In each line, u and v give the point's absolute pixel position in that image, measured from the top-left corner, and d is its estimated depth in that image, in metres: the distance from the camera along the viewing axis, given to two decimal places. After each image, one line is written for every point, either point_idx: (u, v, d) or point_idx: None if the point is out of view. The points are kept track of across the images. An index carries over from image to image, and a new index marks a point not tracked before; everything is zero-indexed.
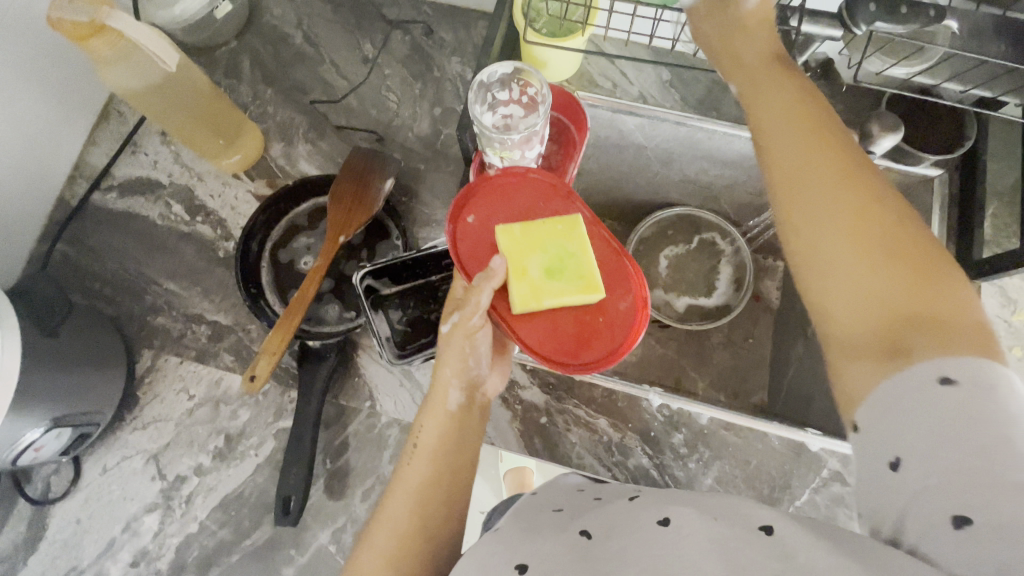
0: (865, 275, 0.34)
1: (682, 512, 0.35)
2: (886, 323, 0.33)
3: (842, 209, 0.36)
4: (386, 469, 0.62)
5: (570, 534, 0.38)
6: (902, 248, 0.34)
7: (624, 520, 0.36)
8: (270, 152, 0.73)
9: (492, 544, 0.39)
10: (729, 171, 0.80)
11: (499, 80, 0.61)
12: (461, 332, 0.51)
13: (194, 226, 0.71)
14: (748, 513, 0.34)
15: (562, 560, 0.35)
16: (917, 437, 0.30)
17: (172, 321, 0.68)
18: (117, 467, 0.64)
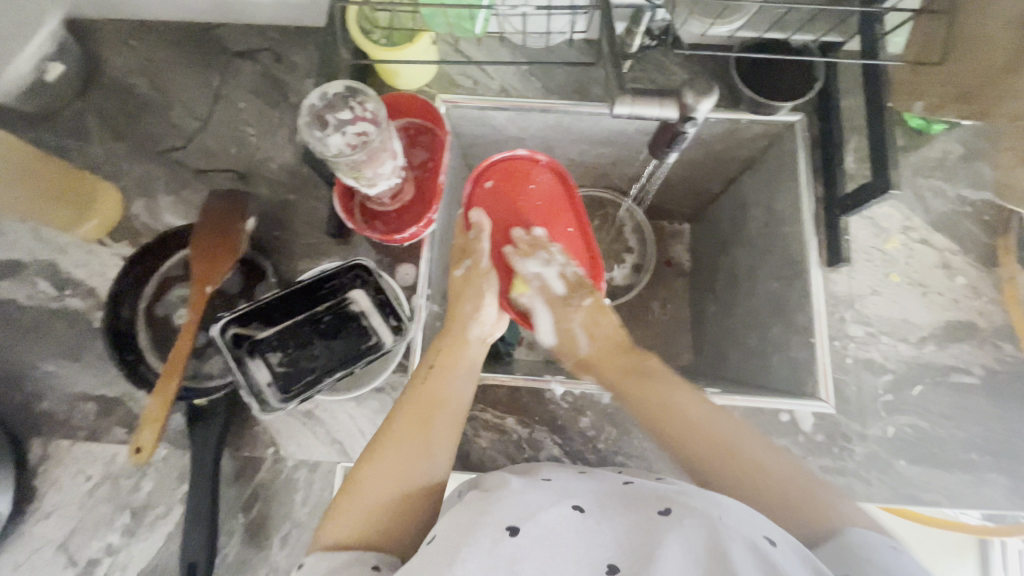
0: (759, 495, 0.49)
1: (686, 505, 0.45)
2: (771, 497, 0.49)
3: (692, 435, 0.53)
4: (300, 512, 0.61)
5: (564, 505, 0.47)
6: (749, 474, 0.50)
7: (622, 504, 0.48)
8: (133, 209, 0.70)
9: (491, 502, 0.47)
10: (609, 148, 0.80)
11: (332, 101, 0.60)
12: (475, 275, 0.67)
13: (65, 300, 0.68)
14: (757, 524, 0.43)
15: (559, 533, 0.44)
16: (849, 562, 0.42)
17: (57, 404, 0.65)
18: (25, 563, 0.62)
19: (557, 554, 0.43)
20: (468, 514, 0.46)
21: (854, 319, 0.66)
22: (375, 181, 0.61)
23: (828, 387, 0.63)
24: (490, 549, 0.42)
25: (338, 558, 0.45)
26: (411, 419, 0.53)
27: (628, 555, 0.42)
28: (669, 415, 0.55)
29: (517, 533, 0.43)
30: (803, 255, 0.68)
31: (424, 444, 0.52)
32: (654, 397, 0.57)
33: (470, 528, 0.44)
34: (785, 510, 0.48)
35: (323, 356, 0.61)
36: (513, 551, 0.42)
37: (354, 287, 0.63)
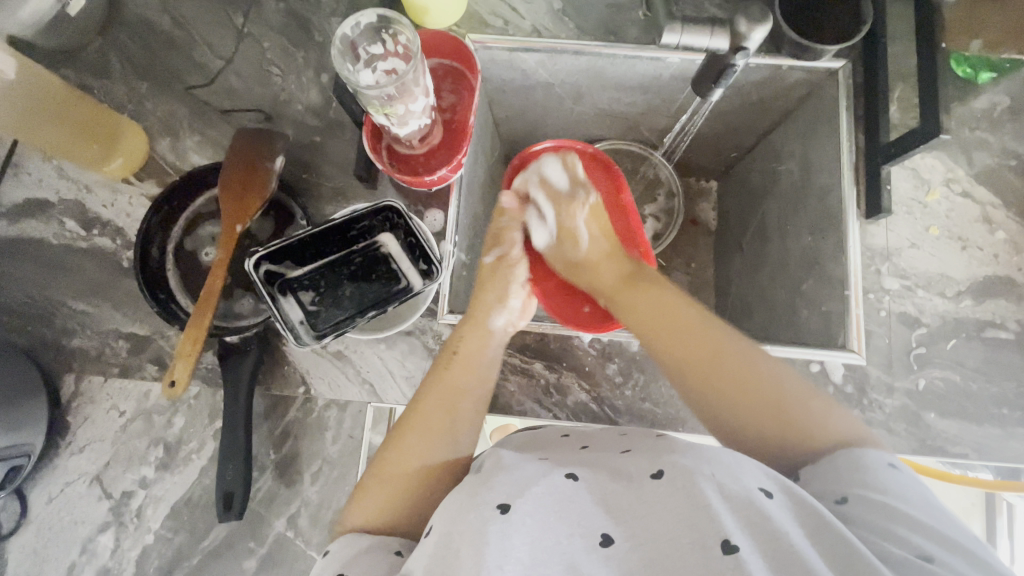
0: (752, 423, 0.47)
1: (677, 465, 0.41)
2: (769, 432, 0.46)
3: (696, 348, 0.50)
4: (331, 449, 0.62)
5: (558, 476, 0.43)
6: (755, 402, 0.47)
7: (615, 464, 0.44)
8: (157, 149, 0.69)
9: (483, 480, 0.43)
10: (641, 96, 0.78)
11: (364, 33, 0.59)
12: (504, 264, 0.66)
13: (93, 240, 0.68)
14: (749, 473, 0.39)
15: (556, 504, 0.41)
16: (869, 503, 0.40)
17: (88, 341, 0.65)
18: (62, 493, 0.63)
19: (548, 524, 0.39)
20: (461, 499, 0.42)
21: (890, 272, 0.65)
22: (406, 120, 0.60)
23: (861, 339, 0.62)
24: (478, 530, 0.38)
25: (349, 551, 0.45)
26: (437, 409, 0.52)
27: (622, 524, 0.39)
28: (675, 322, 0.53)
29: (508, 511, 0.39)
30: (840, 206, 0.66)
31: (445, 426, 0.51)
32: (658, 316, 0.54)
33: (464, 509, 0.40)
34: (775, 431, 0.46)
35: (354, 296, 0.61)
36: (504, 528, 0.38)
37: (383, 230, 0.63)
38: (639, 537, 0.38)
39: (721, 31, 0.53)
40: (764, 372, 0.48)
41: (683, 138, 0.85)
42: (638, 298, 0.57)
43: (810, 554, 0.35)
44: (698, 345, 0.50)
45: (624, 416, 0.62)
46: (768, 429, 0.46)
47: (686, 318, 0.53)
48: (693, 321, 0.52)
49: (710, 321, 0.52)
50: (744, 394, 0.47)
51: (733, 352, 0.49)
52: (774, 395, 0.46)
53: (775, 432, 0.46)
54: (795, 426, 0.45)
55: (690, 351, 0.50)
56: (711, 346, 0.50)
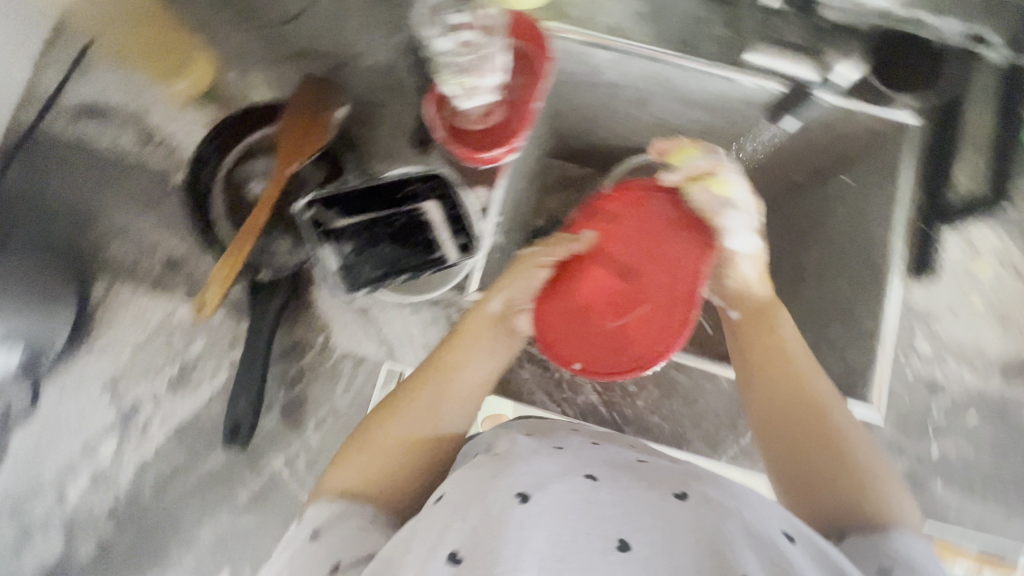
0: (807, 476, 0.48)
1: (703, 491, 0.39)
2: (827, 497, 0.47)
3: (803, 418, 0.50)
4: (340, 400, 0.63)
5: (576, 476, 0.40)
6: (824, 443, 0.48)
7: (632, 473, 0.41)
8: (223, 78, 0.70)
9: (500, 465, 0.41)
10: (704, 114, 0.77)
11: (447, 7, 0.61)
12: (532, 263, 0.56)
13: (147, 154, 0.69)
14: (771, 517, 0.39)
15: (573, 504, 0.37)
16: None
17: (126, 251, 0.67)
18: (74, 392, 0.65)
19: (566, 521, 0.36)
20: (476, 479, 0.40)
21: (923, 334, 0.64)
22: (476, 93, 0.60)
23: (881, 394, 0.62)
24: (495, 515, 0.36)
25: (326, 508, 0.45)
26: (425, 387, 0.52)
27: (635, 527, 0.36)
28: (785, 389, 0.51)
29: (529, 500, 0.37)
30: (886, 259, 0.66)
31: (433, 403, 0.51)
32: (769, 365, 0.53)
33: (473, 495, 0.38)
34: (832, 503, 0.46)
35: (390, 255, 0.62)
36: (523, 518, 0.36)
37: (429, 198, 0.63)
38: (658, 551, 0.35)
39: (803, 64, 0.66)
40: (855, 461, 0.47)
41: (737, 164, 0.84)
42: (752, 338, 0.55)
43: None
44: (798, 411, 0.50)
45: (631, 425, 0.62)
46: (826, 499, 0.47)
47: (802, 383, 0.51)
48: (808, 390, 0.51)
49: (833, 408, 0.50)
50: (811, 459, 0.48)
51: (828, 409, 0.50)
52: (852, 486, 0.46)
53: (830, 503, 0.47)
54: (855, 509, 0.46)
55: (781, 407, 0.51)
56: (814, 417, 0.49)
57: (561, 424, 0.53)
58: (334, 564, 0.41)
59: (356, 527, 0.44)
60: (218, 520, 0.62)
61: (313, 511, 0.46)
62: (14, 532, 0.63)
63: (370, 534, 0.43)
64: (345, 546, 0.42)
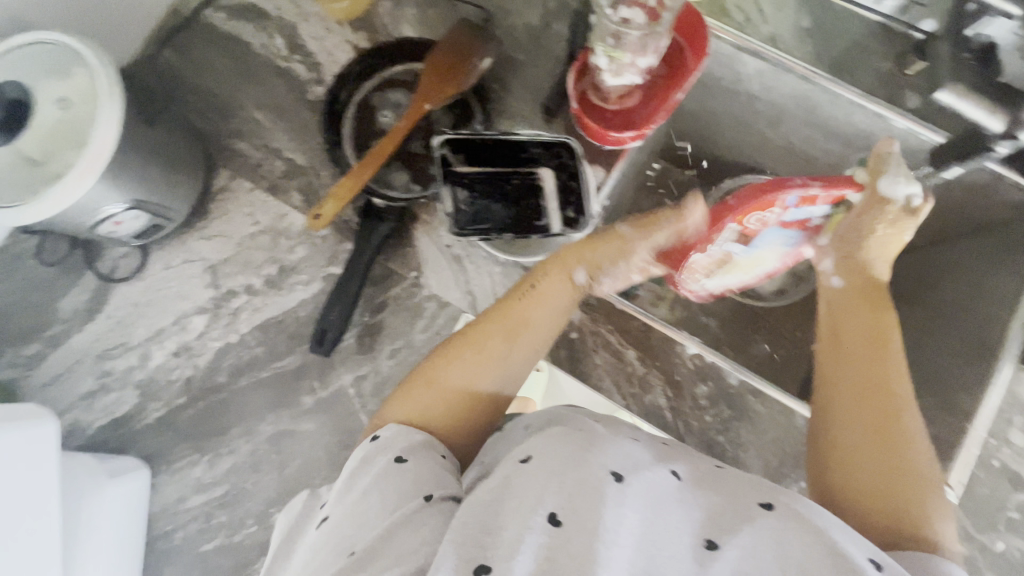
0: (871, 469, 0.44)
1: (790, 505, 0.39)
2: (883, 497, 0.43)
3: (879, 401, 0.47)
4: (417, 337, 0.65)
5: (663, 469, 0.42)
6: (885, 443, 0.45)
7: (714, 480, 0.43)
8: (377, 7, 0.72)
9: (595, 440, 0.42)
10: (838, 147, 0.74)
11: None
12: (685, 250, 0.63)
13: (291, 63, 0.72)
14: (859, 543, 0.37)
15: (663, 493, 0.39)
16: None
17: (254, 149, 0.70)
18: (179, 267, 0.69)
19: (655, 510, 0.38)
20: (574, 445, 0.41)
21: (1021, 428, 0.61)
22: (621, 71, 0.60)
23: (962, 476, 0.59)
24: (596, 484, 0.37)
25: (405, 438, 0.45)
26: (483, 333, 0.51)
27: (723, 530, 0.38)
28: (871, 369, 0.49)
29: (623, 480, 0.38)
30: (1000, 344, 0.63)
31: (486, 356, 0.50)
32: (862, 343, 0.51)
33: (572, 458, 0.40)
34: (889, 509, 0.43)
35: (499, 212, 0.62)
36: (620, 496, 0.37)
37: (546, 165, 0.63)
38: (747, 553, 0.36)
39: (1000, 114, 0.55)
40: (923, 463, 0.44)
41: None
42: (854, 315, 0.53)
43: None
44: (876, 394, 0.47)
45: (692, 437, 0.62)
46: (882, 498, 0.43)
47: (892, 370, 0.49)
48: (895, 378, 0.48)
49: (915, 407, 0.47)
50: (871, 451, 0.45)
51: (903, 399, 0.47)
52: (912, 491, 0.43)
53: (886, 504, 0.43)
54: (913, 517, 0.42)
55: (862, 386, 0.48)
56: (891, 407, 0.47)
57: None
58: (425, 497, 0.40)
59: (436, 465, 0.43)
60: (279, 418, 0.65)
61: (391, 437, 0.45)
62: (98, 379, 0.69)
63: (449, 475, 0.44)
64: (430, 480, 0.42)
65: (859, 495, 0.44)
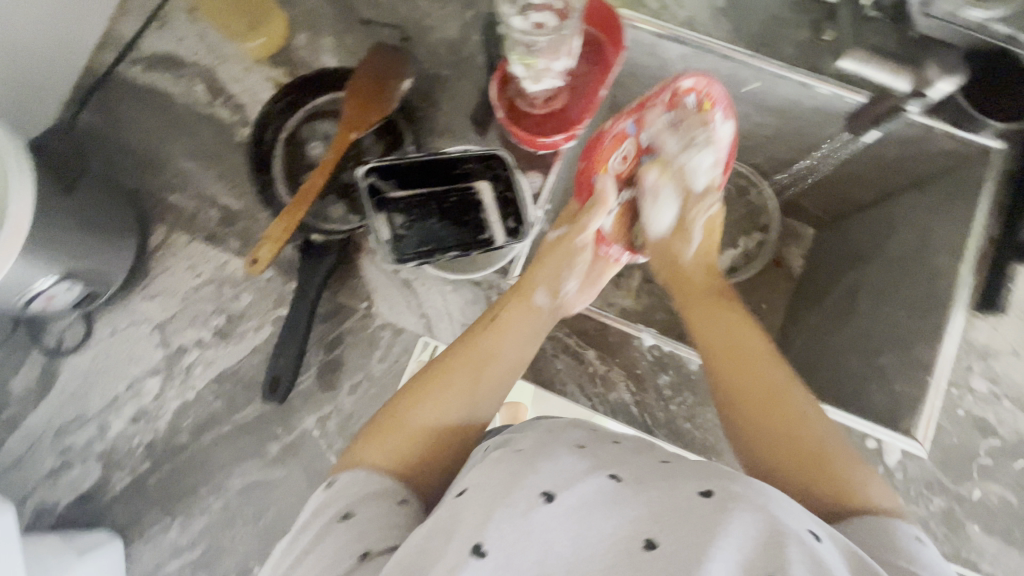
0: (782, 451, 0.48)
1: (729, 488, 0.39)
2: (809, 470, 0.47)
3: (759, 386, 0.51)
4: (376, 368, 0.64)
5: (598, 474, 0.41)
6: (781, 415, 0.49)
7: (654, 475, 0.41)
8: (294, 40, 0.71)
9: (524, 462, 0.41)
10: (772, 120, 0.74)
11: None
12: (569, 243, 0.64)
13: (213, 108, 0.70)
14: (801, 517, 0.38)
15: (596, 503, 0.38)
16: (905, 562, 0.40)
17: (186, 200, 0.69)
18: (126, 330, 0.68)
19: (589, 522, 0.37)
20: (504, 472, 0.40)
21: (981, 372, 0.61)
22: (541, 77, 0.59)
23: (929, 429, 0.59)
24: (522, 511, 0.37)
25: (356, 488, 0.44)
26: (464, 366, 0.52)
27: (662, 527, 0.37)
28: (740, 350, 0.53)
29: (553, 500, 0.38)
30: (951, 292, 0.63)
31: (468, 389, 0.51)
32: (723, 326, 0.56)
33: (505, 488, 0.39)
34: (817, 484, 0.46)
35: (440, 232, 0.62)
36: (547, 518, 0.37)
37: (483, 178, 0.63)
38: (685, 547, 0.35)
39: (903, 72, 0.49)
40: (816, 427, 0.48)
41: (802, 180, 0.82)
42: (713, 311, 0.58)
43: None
44: (756, 373, 0.51)
45: (662, 429, 0.61)
46: (802, 471, 0.47)
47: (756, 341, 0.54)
48: (757, 348, 0.53)
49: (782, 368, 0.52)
50: (782, 435, 0.48)
51: (765, 365, 0.52)
52: (826, 453, 0.47)
53: (811, 475, 0.46)
54: (841, 482, 0.46)
55: (740, 372, 0.52)
56: (768, 379, 0.51)
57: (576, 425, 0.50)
58: (361, 554, 0.39)
59: (383, 515, 0.42)
60: (248, 470, 0.64)
61: (339, 491, 0.44)
62: (58, 456, 0.67)
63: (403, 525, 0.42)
64: (371, 534, 0.40)
65: (786, 473, 0.47)
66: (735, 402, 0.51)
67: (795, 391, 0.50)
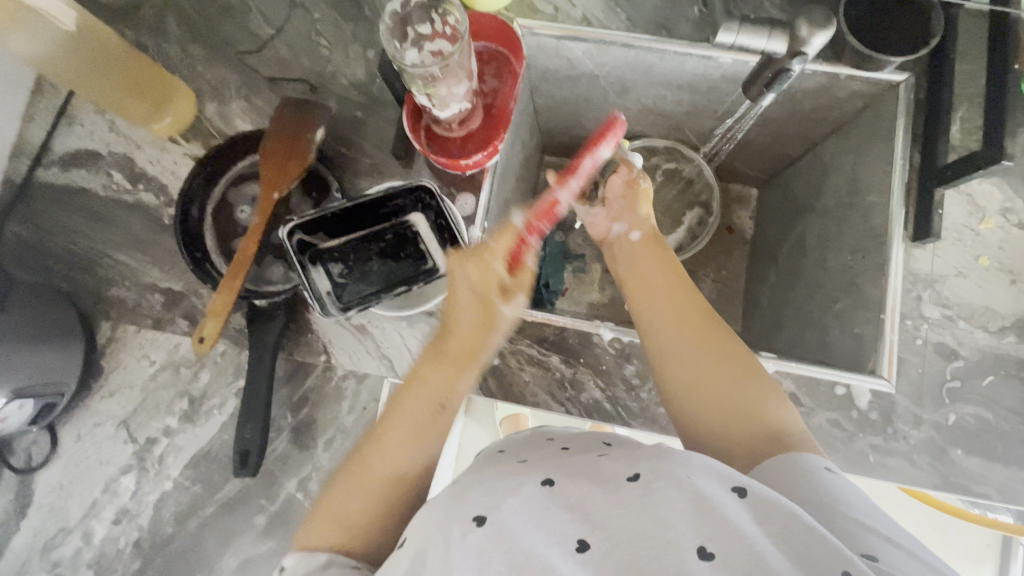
0: (705, 375, 0.49)
1: (652, 467, 0.41)
2: (727, 406, 0.47)
3: (687, 313, 0.53)
4: (347, 419, 0.63)
5: (532, 484, 0.42)
6: (711, 346, 0.50)
7: (588, 471, 0.43)
8: (205, 112, 0.71)
9: (458, 492, 0.42)
10: (688, 96, 0.76)
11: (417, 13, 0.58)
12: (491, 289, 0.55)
13: (137, 194, 0.70)
14: (725, 475, 0.40)
15: (528, 514, 0.39)
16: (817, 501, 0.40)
17: (127, 291, 0.68)
18: (91, 433, 0.67)
19: (525, 535, 0.38)
20: (440, 505, 0.41)
21: (931, 300, 0.62)
22: (447, 103, 0.60)
23: (893, 365, 0.60)
24: (455, 540, 0.37)
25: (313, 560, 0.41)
26: (406, 427, 0.48)
27: (597, 529, 0.38)
28: (668, 288, 0.56)
29: (485, 523, 0.38)
30: (886, 227, 0.63)
31: (412, 444, 0.47)
32: (650, 271, 0.58)
33: (439, 518, 0.39)
34: (733, 415, 0.47)
35: (382, 272, 0.61)
36: (482, 543, 0.37)
37: (414, 210, 0.62)
38: (616, 541, 0.38)
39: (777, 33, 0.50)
40: (742, 363, 0.49)
41: (727, 143, 0.85)
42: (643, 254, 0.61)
43: (777, 555, 0.35)
44: (681, 311, 0.53)
45: (638, 419, 0.62)
46: (724, 404, 0.48)
47: (682, 284, 0.56)
48: (683, 289, 0.55)
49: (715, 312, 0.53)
50: (707, 366, 0.49)
51: (694, 304, 0.54)
52: (746, 387, 0.48)
53: (727, 407, 0.47)
54: (754, 420, 0.47)
55: (672, 303, 0.54)
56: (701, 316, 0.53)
57: (534, 433, 0.52)
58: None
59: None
60: (240, 547, 0.63)
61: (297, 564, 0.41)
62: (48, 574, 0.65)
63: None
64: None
65: (710, 403, 0.48)
66: (660, 331, 0.53)
67: (725, 331, 0.52)
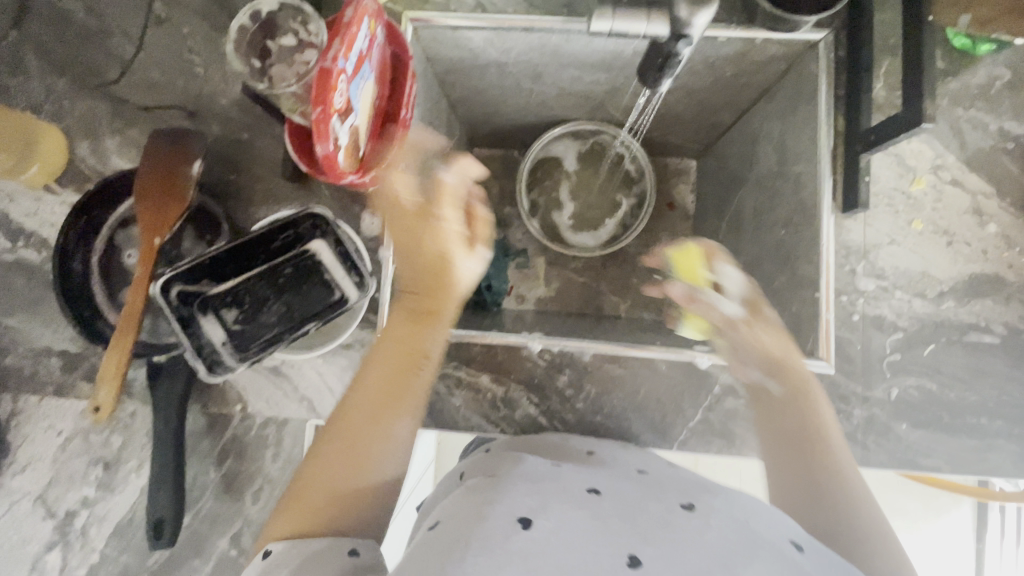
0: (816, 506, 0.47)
1: (710, 504, 0.41)
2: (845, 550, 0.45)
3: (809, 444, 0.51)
4: (272, 468, 0.60)
5: (579, 490, 0.41)
6: (827, 489, 0.48)
7: (633, 491, 0.42)
8: (77, 152, 0.64)
9: (498, 487, 0.41)
10: (604, 75, 0.71)
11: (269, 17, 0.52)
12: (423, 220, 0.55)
13: (17, 251, 0.64)
14: (781, 527, 0.40)
15: (576, 523, 0.38)
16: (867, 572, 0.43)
17: (20, 359, 0.63)
18: (8, 513, 0.62)
19: (568, 544, 0.36)
20: (470, 506, 0.40)
21: (865, 272, 0.59)
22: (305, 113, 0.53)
23: (831, 346, 0.58)
24: (499, 539, 0.36)
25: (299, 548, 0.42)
26: (338, 424, 0.47)
27: (647, 542, 0.37)
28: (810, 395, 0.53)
29: (530, 526, 0.37)
30: (815, 200, 0.60)
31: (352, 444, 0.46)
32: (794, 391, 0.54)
33: (475, 518, 0.38)
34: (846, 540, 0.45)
35: (283, 312, 0.56)
36: (527, 543, 0.36)
37: (315, 237, 0.57)
38: (668, 564, 0.35)
39: (657, 15, 0.46)
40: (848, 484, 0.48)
41: (645, 116, 0.80)
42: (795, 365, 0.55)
43: None
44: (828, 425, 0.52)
45: (576, 431, 0.59)
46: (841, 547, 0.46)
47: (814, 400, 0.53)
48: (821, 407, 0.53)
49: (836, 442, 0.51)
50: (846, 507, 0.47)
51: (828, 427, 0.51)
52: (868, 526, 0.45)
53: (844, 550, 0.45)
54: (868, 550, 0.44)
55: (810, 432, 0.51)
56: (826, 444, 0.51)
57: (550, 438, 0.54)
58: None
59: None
60: None
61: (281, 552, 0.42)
62: None
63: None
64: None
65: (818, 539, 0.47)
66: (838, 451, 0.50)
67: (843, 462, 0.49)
